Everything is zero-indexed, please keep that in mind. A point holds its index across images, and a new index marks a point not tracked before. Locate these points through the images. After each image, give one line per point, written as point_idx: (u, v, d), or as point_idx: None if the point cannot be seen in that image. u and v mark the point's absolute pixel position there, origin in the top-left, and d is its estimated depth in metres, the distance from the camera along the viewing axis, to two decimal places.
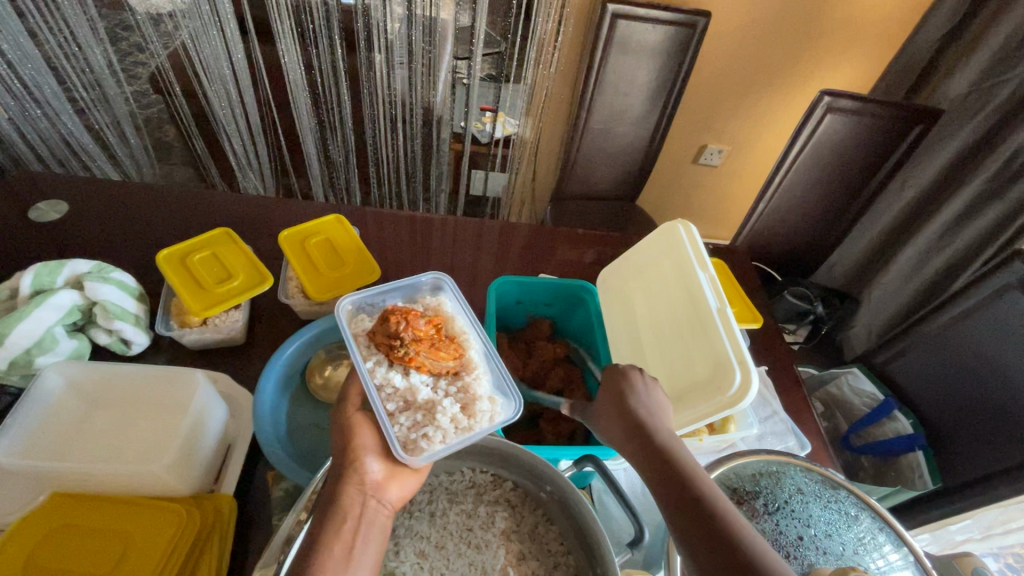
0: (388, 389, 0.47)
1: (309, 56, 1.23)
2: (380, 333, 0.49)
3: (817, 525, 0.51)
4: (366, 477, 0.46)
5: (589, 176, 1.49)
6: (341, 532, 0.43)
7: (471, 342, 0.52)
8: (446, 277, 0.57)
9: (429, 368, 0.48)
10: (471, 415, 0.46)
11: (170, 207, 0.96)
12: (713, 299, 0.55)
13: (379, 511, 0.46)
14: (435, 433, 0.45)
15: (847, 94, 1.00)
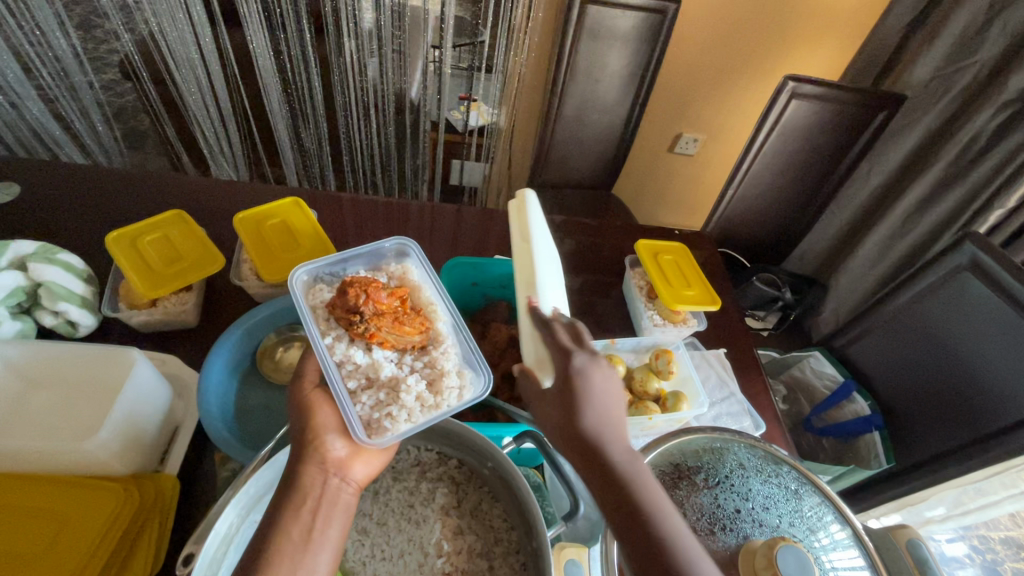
0: (349, 366, 0.47)
1: (279, 42, 1.22)
2: (341, 306, 0.49)
3: (755, 499, 0.51)
4: (329, 456, 0.44)
5: (565, 163, 1.49)
6: (301, 513, 0.42)
7: (438, 315, 0.52)
8: (411, 243, 0.57)
9: (392, 343, 0.48)
10: (438, 391, 0.47)
11: (129, 190, 0.95)
12: (530, 273, 0.54)
13: (343, 489, 0.45)
14: (400, 413, 0.45)
15: (812, 79, 1.01)
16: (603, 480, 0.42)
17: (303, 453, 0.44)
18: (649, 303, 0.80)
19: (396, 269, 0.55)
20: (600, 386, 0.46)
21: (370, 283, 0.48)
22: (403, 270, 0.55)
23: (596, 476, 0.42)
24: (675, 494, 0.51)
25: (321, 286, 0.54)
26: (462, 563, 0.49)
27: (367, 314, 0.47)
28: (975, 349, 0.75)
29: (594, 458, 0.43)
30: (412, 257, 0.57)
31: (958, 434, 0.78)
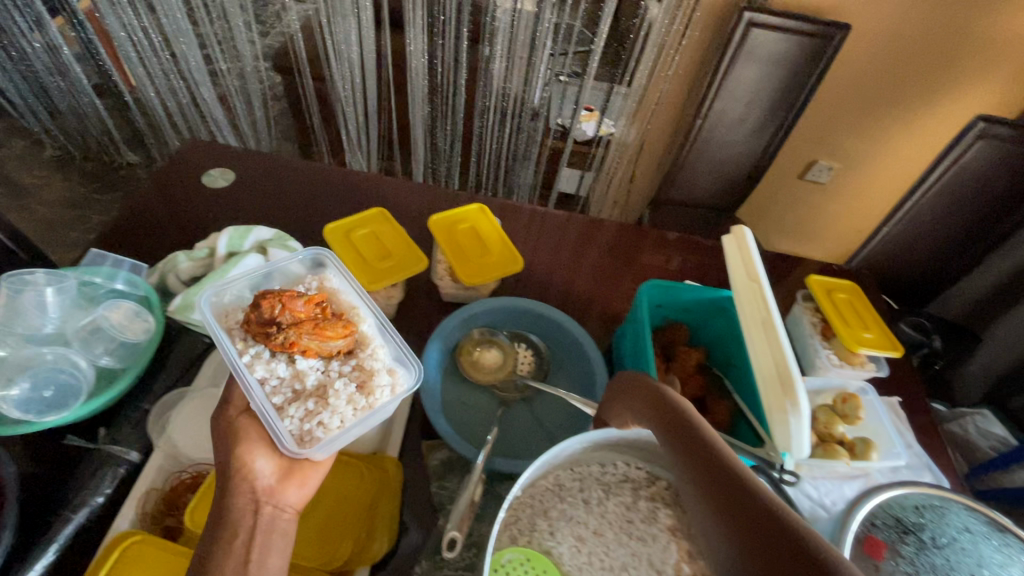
0: (273, 381, 0.50)
1: (435, 47, 1.28)
2: (259, 320, 0.51)
3: (990, 565, 0.49)
4: (256, 483, 0.47)
5: (692, 181, 1.47)
6: (233, 547, 0.45)
7: (361, 318, 0.55)
8: (326, 249, 0.60)
9: (316, 351, 0.51)
10: (368, 392, 0.50)
11: (314, 180, 1.02)
12: (764, 310, 0.54)
13: (280, 516, 0.48)
14: (330, 418, 0.48)
15: (1006, 121, 0.95)
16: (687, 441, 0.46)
17: (233, 480, 0.48)
18: (825, 341, 0.78)
19: (312, 279, 0.58)
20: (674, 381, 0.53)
21: (283, 295, 0.51)
22: (321, 279, 0.58)
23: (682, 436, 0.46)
24: (905, 546, 0.51)
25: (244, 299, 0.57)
26: None
27: (284, 326, 0.50)
28: None
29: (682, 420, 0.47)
30: (327, 262, 0.60)
31: None
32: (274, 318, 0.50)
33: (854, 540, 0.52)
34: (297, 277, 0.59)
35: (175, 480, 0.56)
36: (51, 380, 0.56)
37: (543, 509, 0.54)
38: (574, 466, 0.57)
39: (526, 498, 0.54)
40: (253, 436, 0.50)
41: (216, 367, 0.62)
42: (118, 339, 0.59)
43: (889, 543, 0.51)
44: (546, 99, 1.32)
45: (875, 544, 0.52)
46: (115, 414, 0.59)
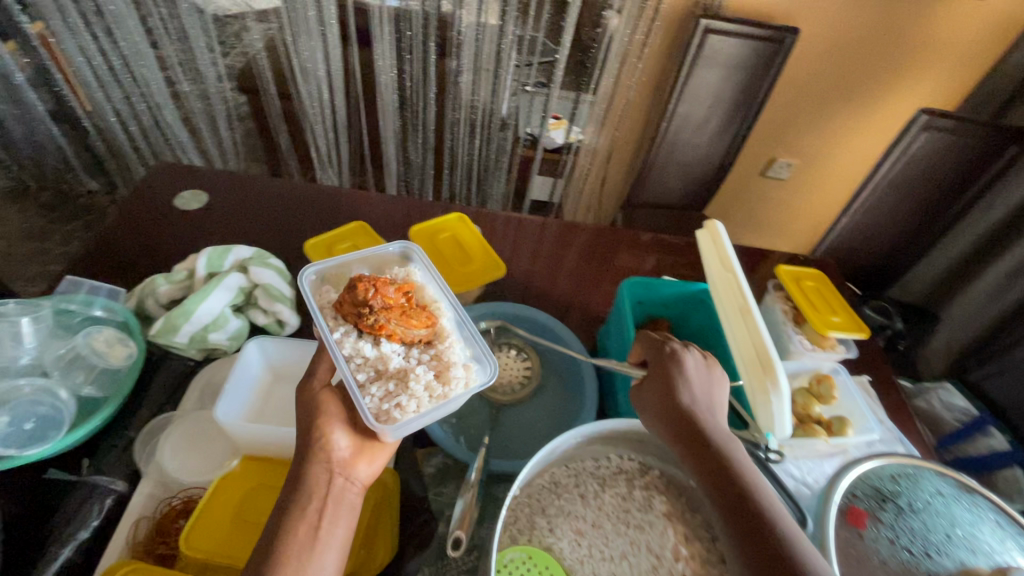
0: (358, 359, 0.51)
1: (403, 62, 1.29)
2: (349, 301, 0.53)
3: (962, 525, 0.53)
4: (334, 455, 0.49)
5: (660, 183, 1.52)
6: (308, 512, 0.47)
7: (442, 311, 0.57)
8: (414, 248, 0.63)
9: (400, 337, 0.52)
10: (445, 381, 0.51)
11: (289, 198, 1.01)
12: (740, 298, 0.57)
13: (348, 489, 0.50)
14: (409, 402, 0.49)
15: (946, 114, 1.02)
16: (715, 472, 0.46)
17: None
18: (798, 327, 0.82)
19: (399, 272, 0.60)
20: (708, 393, 0.53)
21: (378, 280, 0.53)
22: (407, 272, 0.60)
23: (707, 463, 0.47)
24: (886, 515, 0.53)
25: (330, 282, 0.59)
26: (699, 566, 0.52)
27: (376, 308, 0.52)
28: None
29: (711, 446, 0.47)
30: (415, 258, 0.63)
31: None
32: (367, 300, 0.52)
33: (839, 512, 0.54)
34: (384, 271, 0.62)
35: (165, 506, 0.54)
36: (31, 412, 0.54)
37: (541, 508, 0.55)
38: (568, 462, 0.58)
39: (523, 497, 0.55)
40: (333, 412, 0.52)
41: (200, 393, 0.62)
42: (99, 366, 0.58)
43: (870, 512, 0.53)
44: (515, 108, 1.35)
45: (857, 514, 0.53)
46: (99, 443, 0.57)
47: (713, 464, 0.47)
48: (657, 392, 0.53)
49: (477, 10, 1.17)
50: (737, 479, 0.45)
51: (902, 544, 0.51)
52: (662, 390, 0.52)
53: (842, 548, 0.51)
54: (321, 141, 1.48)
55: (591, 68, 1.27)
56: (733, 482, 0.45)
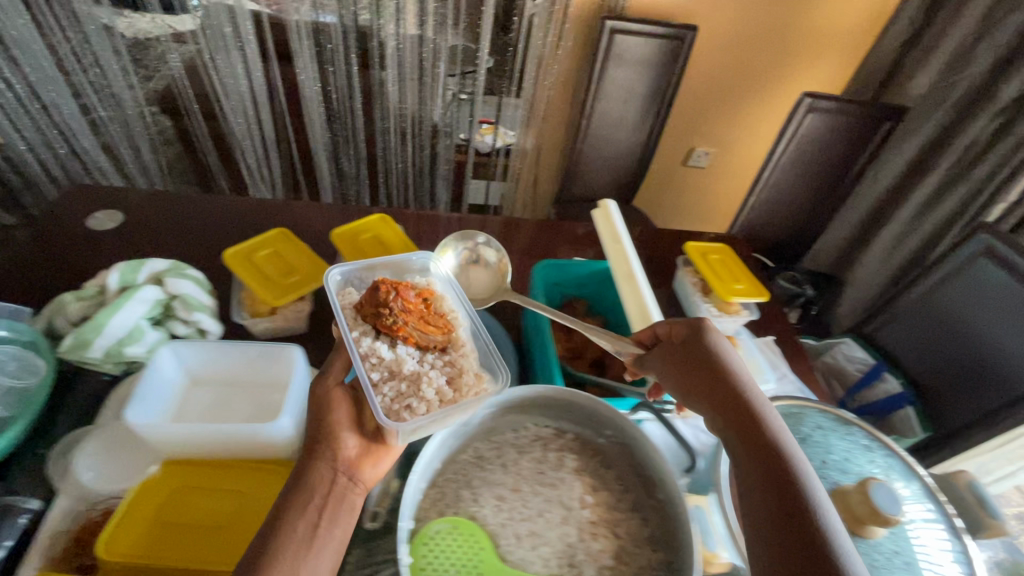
0: (374, 359, 0.52)
1: (326, 76, 1.31)
2: (370, 302, 0.55)
3: (836, 451, 0.60)
4: (339, 454, 0.50)
5: (589, 177, 1.59)
6: (308, 508, 0.47)
7: (458, 322, 0.59)
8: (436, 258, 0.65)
9: (416, 340, 0.55)
10: (457, 388, 0.52)
11: (212, 212, 1.01)
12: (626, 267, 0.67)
13: (349, 488, 0.50)
14: (419, 405, 0.50)
15: (827, 96, 1.11)
16: (759, 465, 0.47)
17: None
18: (705, 297, 0.89)
19: (421, 282, 0.62)
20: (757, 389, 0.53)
21: (399, 284, 0.56)
22: (428, 282, 0.62)
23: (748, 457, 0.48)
24: None
25: (351, 287, 0.62)
26: (603, 513, 0.56)
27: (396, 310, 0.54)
28: (1006, 335, 0.84)
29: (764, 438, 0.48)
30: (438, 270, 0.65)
31: (987, 403, 0.88)
32: (388, 302, 0.54)
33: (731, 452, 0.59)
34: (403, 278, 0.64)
35: (82, 519, 0.54)
36: None
37: (465, 481, 0.58)
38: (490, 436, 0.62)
39: (448, 473, 0.58)
40: (342, 414, 0.53)
41: (120, 403, 0.62)
42: (5, 387, 0.58)
43: None
44: (445, 115, 1.39)
45: None
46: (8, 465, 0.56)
47: (756, 457, 0.47)
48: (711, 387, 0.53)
49: (394, 19, 1.20)
50: (778, 471, 0.46)
51: None
52: (709, 387, 0.54)
53: None
54: (250, 158, 1.46)
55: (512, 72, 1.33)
56: (777, 475, 0.45)
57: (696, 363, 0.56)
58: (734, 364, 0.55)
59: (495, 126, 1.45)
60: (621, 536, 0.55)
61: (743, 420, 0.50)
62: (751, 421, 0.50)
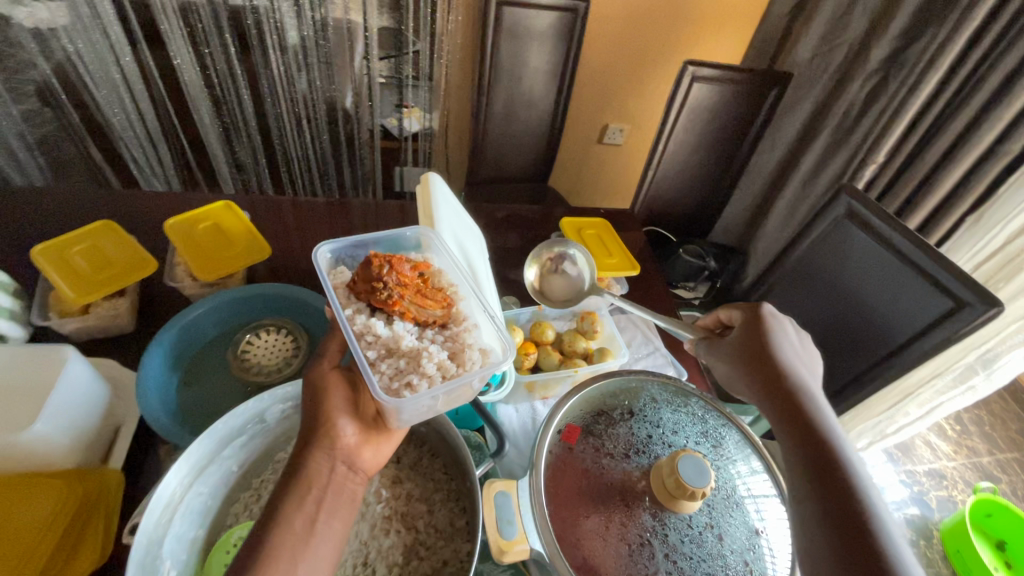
0: (370, 337, 0.49)
1: (204, 58, 1.11)
2: (366, 275, 0.52)
3: (664, 424, 0.58)
4: (339, 441, 0.48)
5: (501, 159, 1.53)
6: (305, 502, 0.44)
7: (459, 295, 0.57)
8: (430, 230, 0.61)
9: (414, 316, 0.52)
10: (461, 361, 0.50)
11: (51, 207, 0.93)
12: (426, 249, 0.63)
13: (349, 478, 0.48)
14: (420, 381, 0.47)
15: (710, 63, 1.09)
16: (807, 447, 0.44)
17: None
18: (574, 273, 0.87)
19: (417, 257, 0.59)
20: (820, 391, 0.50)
21: (394, 258, 0.53)
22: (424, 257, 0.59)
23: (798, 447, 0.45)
24: (596, 429, 0.57)
25: (342, 265, 0.58)
26: (400, 506, 0.54)
27: (391, 284, 0.52)
28: (872, 294, 0.84)
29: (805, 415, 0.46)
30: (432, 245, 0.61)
31: (856, 365, 0.88)
32: (382, 277, 0.52)
33: (553, 433, 0.56)
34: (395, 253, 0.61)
35: None
36: None
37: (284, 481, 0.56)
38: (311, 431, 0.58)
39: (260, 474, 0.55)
40: (339, 400, 0.49)
41: None
42: None
43: (581, 428, 0.57)
44: (357, 100, 1.29)
45: (570, 431, 0.56)
46: None
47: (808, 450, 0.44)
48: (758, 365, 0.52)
49: None
50: (838, 471, 0.42)
51: (605, 452, 0.56)
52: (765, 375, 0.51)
53: (551, 467, 0.54)
54: (140, 154, 1.27)
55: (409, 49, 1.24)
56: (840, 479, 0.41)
57: (755, 353, 0.53)
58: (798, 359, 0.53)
59: (411, 108, 1.39)
60: (421, 529, 0.52)
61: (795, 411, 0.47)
62: (800, 410, 0.47)
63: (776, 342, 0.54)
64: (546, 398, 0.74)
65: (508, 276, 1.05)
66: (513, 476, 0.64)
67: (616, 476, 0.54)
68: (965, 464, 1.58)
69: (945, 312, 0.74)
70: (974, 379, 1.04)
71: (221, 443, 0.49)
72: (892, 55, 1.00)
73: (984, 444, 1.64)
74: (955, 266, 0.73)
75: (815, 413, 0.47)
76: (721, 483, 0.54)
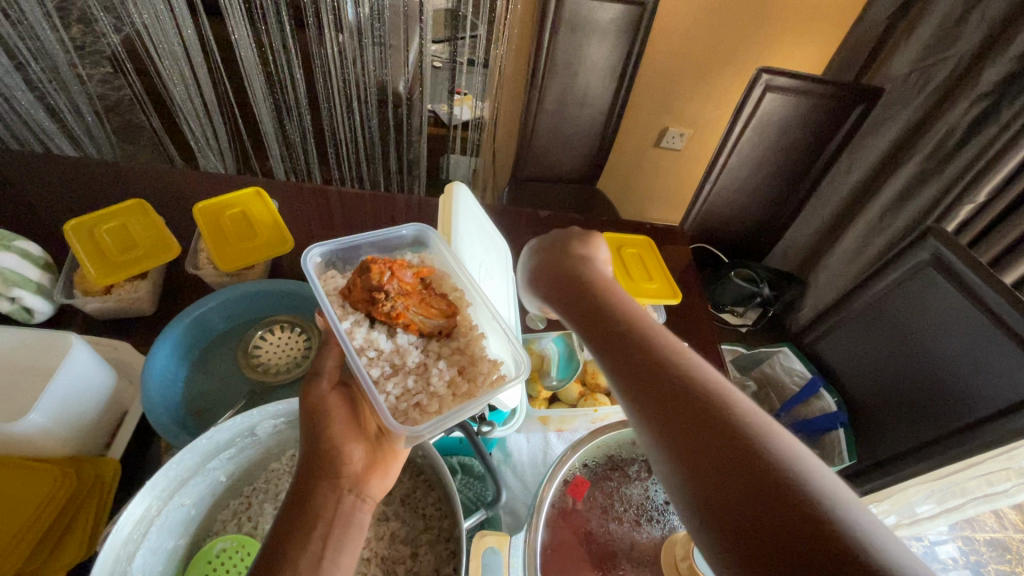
0: (371, 352, 0.47)
1: (261, 36, 1.07)
2: (362, 285, 0.49)
3: None
4: (347, 469, 0.44)
5: (550, 154, 1.46)
6: (310, 540, 0.39)
7: (466, 302, 0.54)
8: (427, 228, 0.58)
9: (418, 327, 0.50)
10: (471, 378, 0.48)
11: (106, 182, 0.96)
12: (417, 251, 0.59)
13: (358, 507, 0.43)
14: (429, 401, 0.46)
15: (785, 71, 0.97)
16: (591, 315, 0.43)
17: None
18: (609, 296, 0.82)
19: (415, 257, 0.57)
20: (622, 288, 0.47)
21: (395, 264, 0.51)
22: (420, 257, 0.57)
23: (615, 342, 0.39)
24: (610, 482, 0.52)
25: (334, 269, 0.56)
26: (381, 549, 0.51)
27: (392, 294, 0.49)
28: (954, 355, 0.73)
29: (596, 293, 0.45)
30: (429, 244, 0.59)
31: (925, 432, 0.77)
32: (382, 286, 0.49)
33: (560, 482, 0.51)
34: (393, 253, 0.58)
35: None
36: None
37: (273, 493, 0.55)
38: None
39: (260, 484, 0.55)
40: (336, 417, 0.46)
41: None
42: None
43: (591, 482, 0.51)
44: (412, 85, 1.21)
45: (578, 484, 0.51)
46: None
47: (625, 348, 0.37)
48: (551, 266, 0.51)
49: None
50: (618, 324, 0.40)
51: (614, 515, 0.50)
52: (571, 291, 0.47)
53: (552, 524, 0.48)
54: (195, 128, 1.24)
55: (463, 32, 1.17)
56: (663, 359, 0.35)
57: (563, 277, 0.49)
58: (597, 262, 0.51)
59: (464, 96, 1.31)
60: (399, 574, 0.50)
61: (603, 317, 0.42)
62: (611, 314, 0.42)
63: (596, 272, 0.49)
64: (561, 431, 0.68)
65: None
66: (514, 515, 0.61)
67: (620, 547, 0.48)
68: None
69: None
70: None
71: (204, 457, 0.47)
72: (1012, 75, 0.86)
73: None
74: None
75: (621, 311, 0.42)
76: None
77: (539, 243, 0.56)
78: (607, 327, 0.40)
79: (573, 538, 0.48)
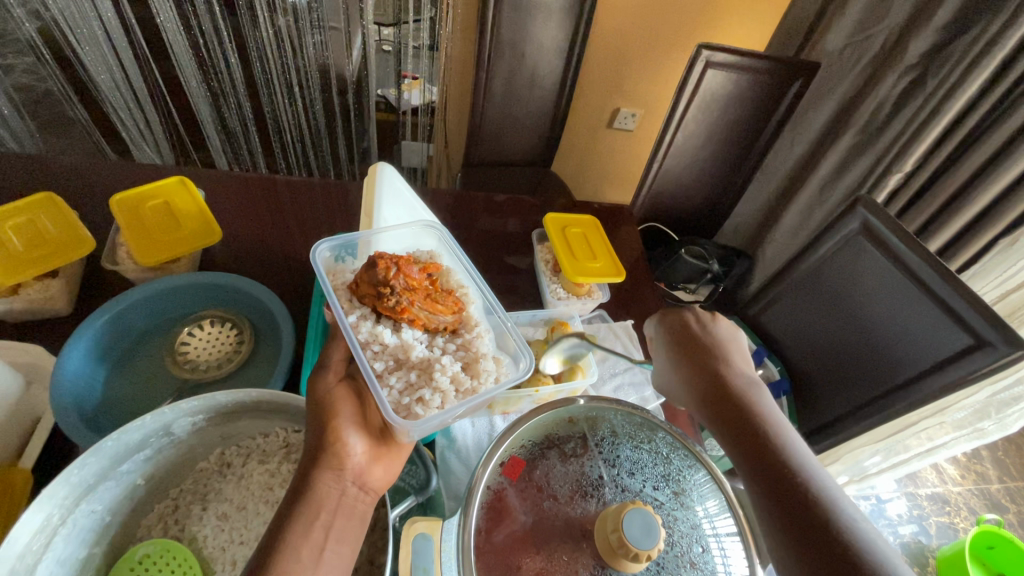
0: (375, 347, 0.46)
1: (190, 17, 1.00)
2: (369, 279, 0.48)
3: (621, 464, 0.52)
4: (350, 463, 0.43)
5: (503, 137, 1.44)
6: (311, 531, 0.40)
7: (471, 298, 0.53)
8: (439, 225, 0.58)
9: (423, 323, 0.49)
10: (475, 375, 0.47)
11: (18, 177, 0.89)
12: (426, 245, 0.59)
13: (360, 499, 0.44)
14: (432, 397, 0.44)
15: (726, 47, 0.97)
16: (742, 427, 0.45)
17: None
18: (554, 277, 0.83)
19: (424, 253, 0.55)
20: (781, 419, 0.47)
21: (401, 259, 0.48)
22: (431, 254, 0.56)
23: (764, 467, 0.42)
24: (544, 460, 0.52)
25: (342, 264, 0.54)
26: None
27: (398, 289, 0.47)
28: (884, 321, 0.75)
29: (741, 404, 0.47)
30: (436, 239, 0.58)
31: (860, 393, 0.80)
32: (388, 281, 0.47)
33: (495, 465, 0.50)
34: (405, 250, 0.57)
35: None
36: None
37: (202, 494, 0.53)
38: (239, 441, 0.54)
39: (187, 485, 0.53)
40: (343, 413, 0.45)
41: None
42: None
43: (527, 461, 0.51)
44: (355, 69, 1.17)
45: (513, 465, 0.51)
46: None
47: (787, 488, 0.40)
48: (695, 356, 0.53)
49: None
50: (769, 443, 0.44)
51: (547, 492, 0.50)
52: (740, 424, 0.46)
53: (496, 512, 0.48)
54: (125, 120, 1.15)
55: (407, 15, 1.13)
56: (815, 498, 0.39)
57: (726, 406, 0.47)
58: (740, 360, 0.53)
59: (413, 80, 1.28)
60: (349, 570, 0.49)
61: (786, 476, 0.41)
62: (760, 429, 0.45)
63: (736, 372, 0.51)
64: (507, 412, 0.69)
65: (493, 269, 0.98)
66: (455, 499, 0.60)
67: (556, 524, 0.48)
68: (971, 491, 1.39)
69: (964, 348, 0.65)
70: (984, 423, 1.02)
71: (114, 461, 0.45)
72: (936, 48, 0.88)
73: (995, 471, 1.44)
74: (979, 297, 0.64)
75: (803, 464, 0.42)
76: (676, 538, 0.47)
77: (677, 322, 0.57)
78: (797, 487, 0.40)
79: (529, 517, 0.48)
